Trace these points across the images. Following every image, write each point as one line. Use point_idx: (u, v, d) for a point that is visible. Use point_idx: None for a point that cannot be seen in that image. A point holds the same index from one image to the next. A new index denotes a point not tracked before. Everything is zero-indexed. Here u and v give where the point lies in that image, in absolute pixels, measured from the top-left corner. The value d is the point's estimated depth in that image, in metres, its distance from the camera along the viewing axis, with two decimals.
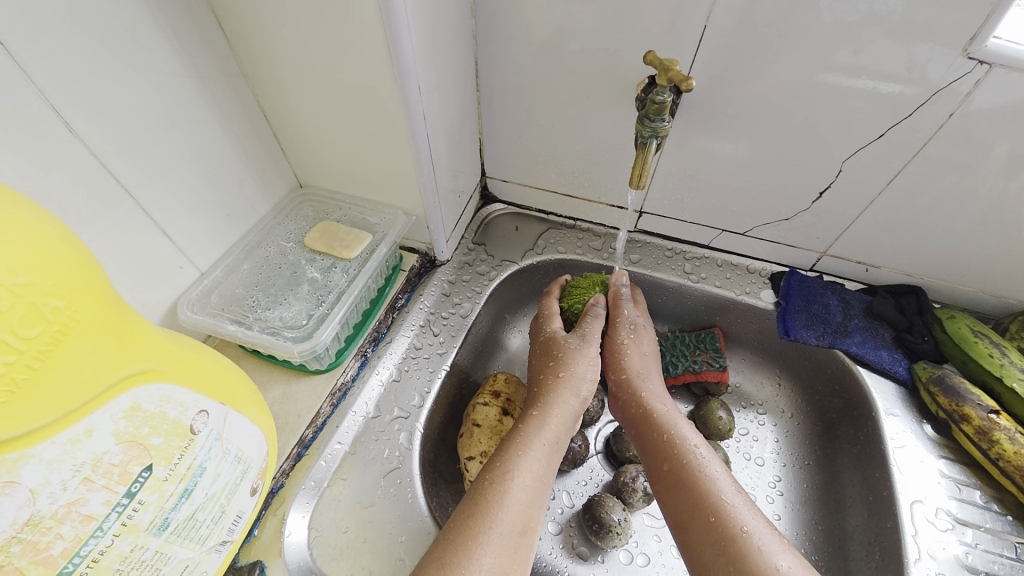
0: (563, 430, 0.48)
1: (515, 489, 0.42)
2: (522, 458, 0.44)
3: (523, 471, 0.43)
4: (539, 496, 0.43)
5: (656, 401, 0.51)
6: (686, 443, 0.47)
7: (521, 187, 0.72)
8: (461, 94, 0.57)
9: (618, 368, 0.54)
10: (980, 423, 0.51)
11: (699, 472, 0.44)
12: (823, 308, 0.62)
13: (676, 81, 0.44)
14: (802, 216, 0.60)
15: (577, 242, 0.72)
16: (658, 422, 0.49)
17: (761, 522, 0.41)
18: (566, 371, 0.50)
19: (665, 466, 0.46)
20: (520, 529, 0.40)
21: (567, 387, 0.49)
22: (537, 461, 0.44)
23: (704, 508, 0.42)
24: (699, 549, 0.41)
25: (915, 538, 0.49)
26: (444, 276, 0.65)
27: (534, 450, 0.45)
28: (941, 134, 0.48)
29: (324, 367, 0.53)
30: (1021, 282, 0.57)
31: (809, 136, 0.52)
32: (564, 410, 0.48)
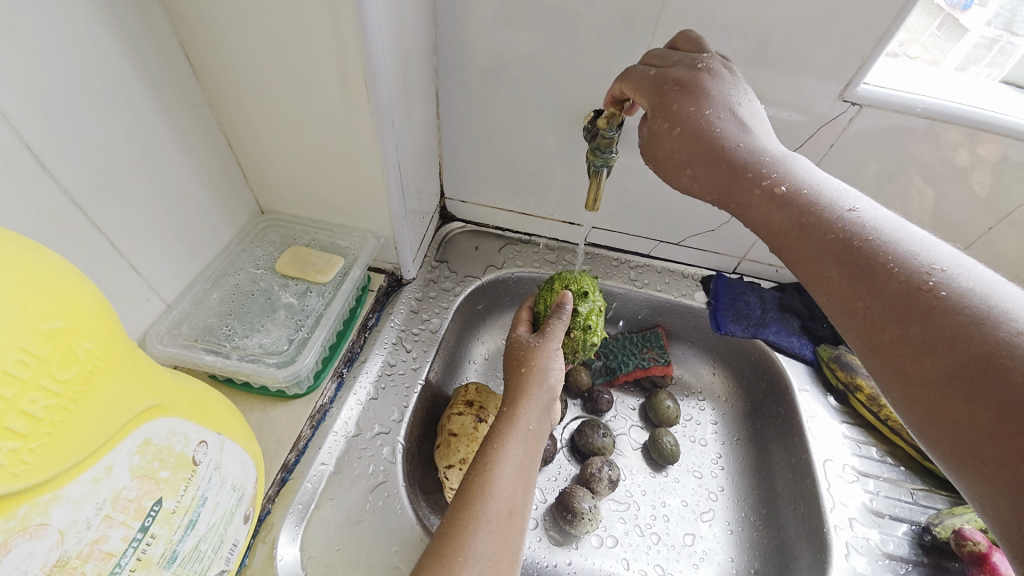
0: (537, 420, 0.52)
1: (500, 476, 0.45)
2: (501, 450, 0.47)
3: (508, 458, 0.47)
4: (521, 475, 0.46)
5: (713, 106, 0.42)
6: (835, 215, 0.37)
7: (478, 207, 0.77)
8: (425, 123, 0.61)
9: (695, 146, 0.42)
10: (869, 391, 0.63)
11: (870, 246, 0.35)
12: (745, 304, 0.72)
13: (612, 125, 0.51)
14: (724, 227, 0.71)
15: (533, 257, 0.78)
16: (789, 203, 0.39)
17: (946, 252, 0.34)
18: (529, 366, 0.55)
19: (812, 249, 0.37)
20: (506, 510, 0.44)
21: (532, 383, 0.53)
22: (516, 450, 0.48)
23: (884, 286, 0.34)
24: (893, 324, 0.33)
25: (830, 490, 0.59)
26: (410, 294, 0.68)
27: (510, 442, 0.48)
28: (829, 156, 0.60)
29: (303, 391, 0.54)
30: None
31: None
32: (533, 401, 0.52)
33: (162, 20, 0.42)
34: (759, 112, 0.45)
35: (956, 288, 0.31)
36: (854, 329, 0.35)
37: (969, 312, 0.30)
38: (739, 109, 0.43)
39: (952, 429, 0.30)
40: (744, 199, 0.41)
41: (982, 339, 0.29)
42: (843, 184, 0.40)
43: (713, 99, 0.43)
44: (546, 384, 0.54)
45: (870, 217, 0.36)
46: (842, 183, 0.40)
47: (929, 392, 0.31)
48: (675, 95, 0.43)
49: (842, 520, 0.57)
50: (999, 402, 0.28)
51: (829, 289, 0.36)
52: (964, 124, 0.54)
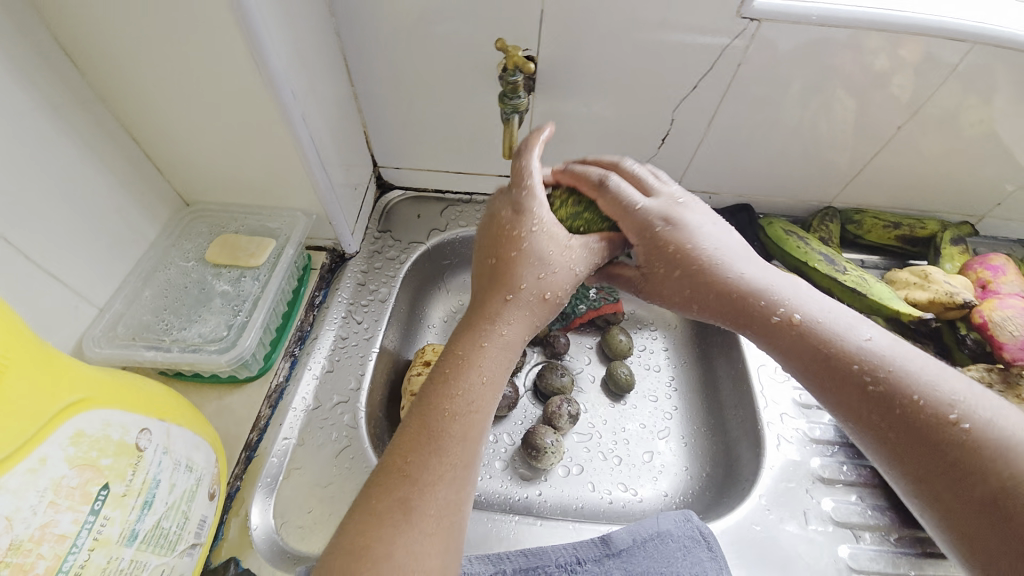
0: (521, 333, 0.42)
1: (466, 381, 0.38)
2: (471, 374, 0.39)
3: (480, 363, 0.39)
4: (488, 372, 0.39)
5: (663, 213, 0.43)
6: (852, 345, 0.37)
7: (414, 172, 0.76)
8: (336, 90, 0.59)
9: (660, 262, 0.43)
10: None
11: (891, 380, 0.35)
12: None
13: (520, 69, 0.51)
14: (654, 161, 0.72)
15: (476, 215, 0.79)
16: (792, 330, 0.39)
17: (965, 387, 0.34)
18: (522, 256, 0.42)
19: (839, 398, 0.37)
20: (454, 410, 0.37)
21: (524, 278, 0.42)
22: (487, 373, 0.39)
23: (910, 422, 0.33)
24: (927, 467, 0.32)
25: (762, 391, 0.60)
26: (356, 267, 0.69)
27: (483, 365, 0.39)
28: (737, 80, 0.61)
29: (255, 373, 0.55)
30: (814, 188, 0.74)
31: (641, 96, 0.63)
32: (520, 308, 0.42)
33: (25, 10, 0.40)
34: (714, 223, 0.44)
35: (982, 422, 0.31)
36: (884, 458, 0.35)
37: (994, 453, 0.30)
38: (704, 232, 0.43)
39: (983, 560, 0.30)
40: (756, 330, 0.40)
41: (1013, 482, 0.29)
42: (844, 306, 0.40)
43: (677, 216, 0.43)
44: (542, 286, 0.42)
45: (886, 346, 0.36)
46: (846, 309, 0.40)
47: (956, 517, 0.31)
48: (607, 193, 0.45)
49: (775, 417, 0.58)
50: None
51: (845, 412, 0.36)
52: (859, 27, 0.55)
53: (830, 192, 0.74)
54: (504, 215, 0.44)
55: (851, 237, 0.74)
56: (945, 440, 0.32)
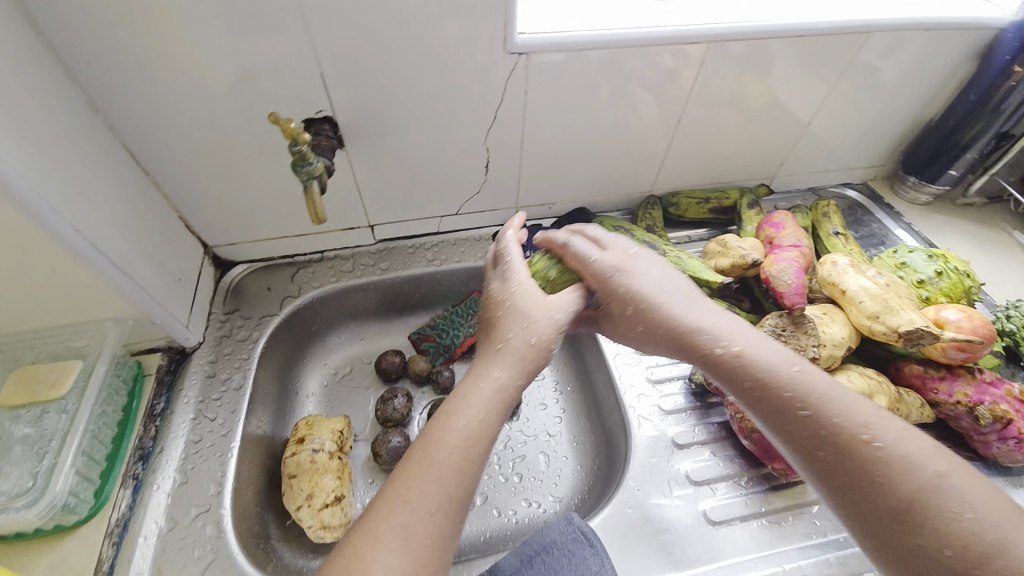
0: (506, 394, 0.47)
1: (454, 431, 0.44)
2: (454, 420, 0.44)
3: (478, 407, 0.45)
4: (475, 429, 0.44)
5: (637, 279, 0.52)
6: (787, 376, 0.43)
7: (251, 244, 0.74)
8: (124, 187, 0.56)
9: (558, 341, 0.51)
10: None
11: (817, 413, 0.41)
12: (532, 247, 0.79)
13: (297, 139, 0.48)
14: (486, 187, 0.75)
15: (329, 272, 0.77)
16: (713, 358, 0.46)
17: (887, 423, 0.40)
18: (502, 342, 0.50)
19: (741, 397, 0.45)
20: (451, 457, 0.42)
21: (508, 357, 0.49)
22: (462, 425, 0.44)
23: (831, 447, 0.40)
24: (839, 480, 0.39)
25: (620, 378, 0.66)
26: (202, 360, 0.65)
27: (465, 413, 0.45)
28: (529, 106, 0.66)
29: (86, 514, 0.50)
30: (634, 181, 0.82)
31: (450, 132, 0.66)
32: (490, 388, 0.47)
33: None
34: (666, 271, 0.53)
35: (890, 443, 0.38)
36: (814, 474, 0.41)
37: (906, 482, 0.37)
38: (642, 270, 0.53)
39: (887, 552, 0.37)
40: (703, 360, 0.47)
41: (906, 498, 0.37)
42: (789, 349, 0.46)
43: (568, 305, 0.53)
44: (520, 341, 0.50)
45: (812, 376, 0.43)
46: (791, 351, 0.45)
47: (876, 524, 0.38)
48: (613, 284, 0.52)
49: (635, 399, 0.64)
50: (916, 550, 0.36)
51: (784, 437, 0.42)
52: (615, 46, 0.62)
53: (649, 181, 0.83)
54: (482, 334, 0.53)
55: (675, 217, 0.83)
56: (868, 479, 0.38)
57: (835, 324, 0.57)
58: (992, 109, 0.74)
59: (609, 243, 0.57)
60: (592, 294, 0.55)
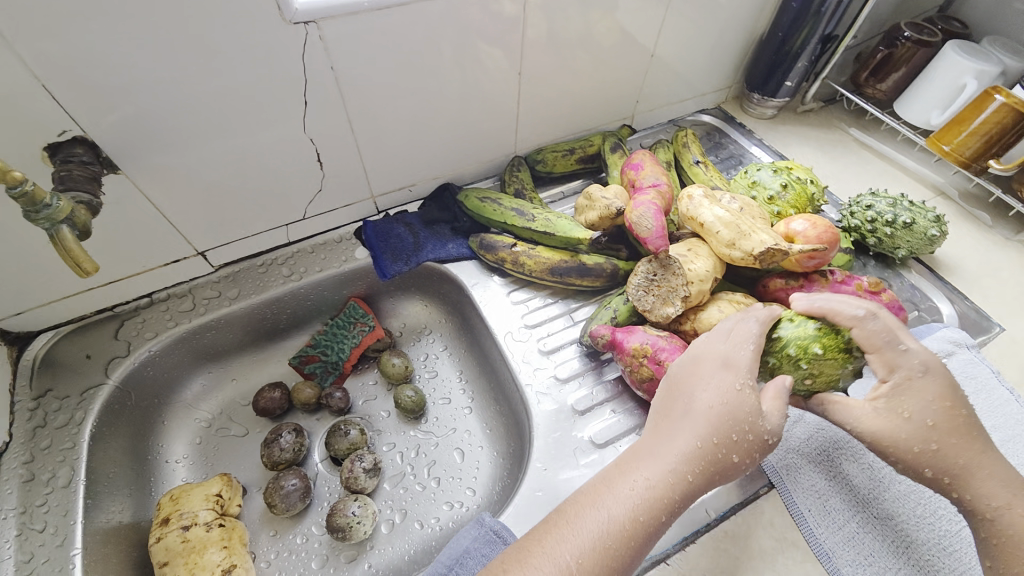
0: (654, 517, 0.39)
1: (598, 508, 0.39)
2: (603, 516, 0.38)
3: (645, 478, 0.40)
4: (651, 496, 0.40)
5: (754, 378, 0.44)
6: (919, 424, 0.43)
7: (47, 307, 0.60)
8: None
9: (715, 457, 0.41)
10: (510, 257, 0.66)
11: (953, 459, 0.42)
12: (398, 238, 0.71)
13: (9, 181, 0.37)
14: (328, 182, 0.66)
15: (165, 316, 0.65)
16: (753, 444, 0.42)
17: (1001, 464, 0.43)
18: (661, 471, 0.40)
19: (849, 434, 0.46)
20: (600, 532, 0.37)
21: (657, 487, 0.39)
22: (588, 553, 0.37)
23: (947, 484, 0.43)
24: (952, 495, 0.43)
25: (512, 355, 0.63)
26: (11, 462, 0.53)
27: (604, 508, 0.39)
28: (341, 81, 0.57)
29: None
30: (496, 145, 0.76)
31: (256, 127, 0.56)
32: (635, 503, 0.39)
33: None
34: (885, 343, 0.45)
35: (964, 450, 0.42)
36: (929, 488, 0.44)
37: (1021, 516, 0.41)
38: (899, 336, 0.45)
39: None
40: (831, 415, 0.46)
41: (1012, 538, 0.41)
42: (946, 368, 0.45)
43: (719, 384, 0.43)
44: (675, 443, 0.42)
45: (947, 418, 0.43)
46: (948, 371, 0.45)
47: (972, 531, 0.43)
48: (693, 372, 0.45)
49: (530, 375, 0.61)
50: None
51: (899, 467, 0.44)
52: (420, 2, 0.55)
53: (510, 142, 0.77)
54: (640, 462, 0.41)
55: (545, 175, 0.79)
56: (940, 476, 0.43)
57: (698, 258, 0.55)
58: (815, 12, 0.76)
59: (731, 329, 0.47)
60: (734, 375, 0.44)
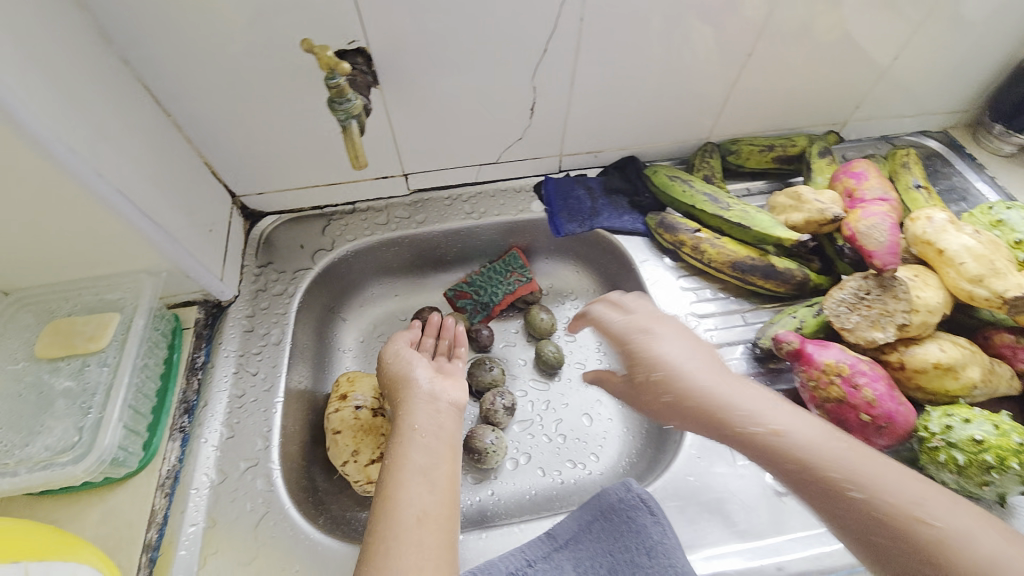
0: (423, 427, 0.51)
1: (417, 422, 0.52)
2: (400, 459, 0.48)
3: (415, 446, 0.49)
4: (438, 480, 0.48)
5: (780, 427, 0.40)
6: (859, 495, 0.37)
7: (281, 194, 0.69)
8: (145, 131, 0.51)
9: (811, 486, 0.38)
10: (691, 242, 0.65)
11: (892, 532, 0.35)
12: (576, 200, 0.73)
13: (333, 69, 0.43)
14: (530, 131, 0.69)
15: (363, 224, 0.73)
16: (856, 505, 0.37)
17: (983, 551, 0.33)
18: (421, 407, 0.54)
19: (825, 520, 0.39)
20: (414, 517, 0.44)
21: (406, 438, 0.50)
22: (418, 460, 0.48)
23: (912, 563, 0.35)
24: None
25: None
26: (238, 313, 0.62)
27: (399, 459, 0.48)
28: (585, 32, 0.58)
29: (137, 466, 0.49)
30: (691, 127, 0.74)
31: (496, 65, 0.59)
32: (409, 434, 0.50)
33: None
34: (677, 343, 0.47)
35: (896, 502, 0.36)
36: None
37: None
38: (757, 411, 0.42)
39: None
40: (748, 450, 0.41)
41: None
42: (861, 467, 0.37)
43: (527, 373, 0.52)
44: (440, 396, 0.55)
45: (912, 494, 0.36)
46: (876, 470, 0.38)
47: None
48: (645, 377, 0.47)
49: None
50: None
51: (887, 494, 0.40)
52: None
53: (707, 127, 0.75)
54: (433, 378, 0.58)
55: (734, 167, 0.77)
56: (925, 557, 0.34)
57: (929, 287, 0.51)
58: None
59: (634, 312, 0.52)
60: (784, 412, 0.41)
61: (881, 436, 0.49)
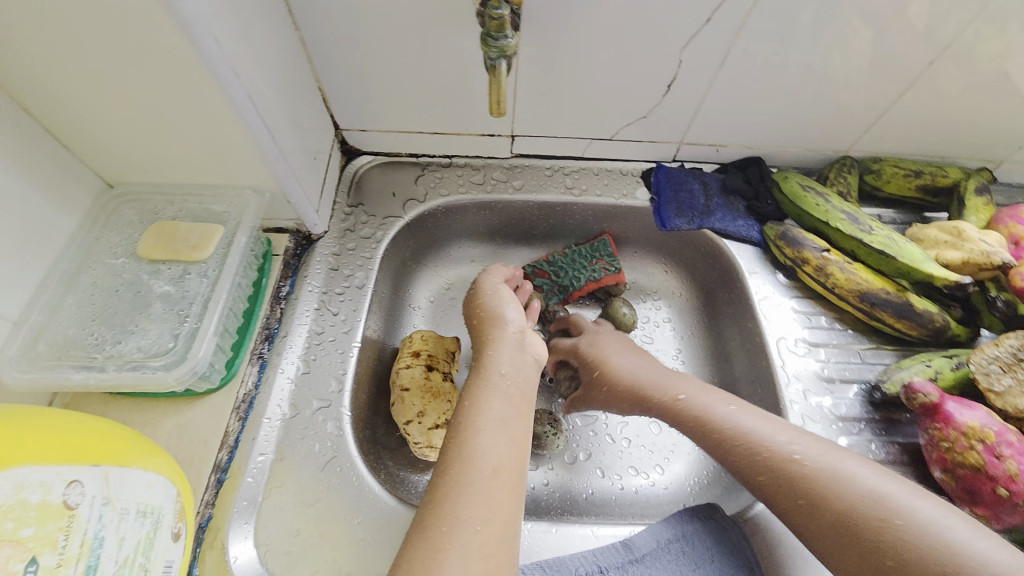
0: (511, 370, 0.49)
1: (496, 368, 0.48)
2: (485, 393, 0.46)
3: (500, 380, 0.47)
4: (515, 433, 0.43)
5: (801, 445, 0.42)
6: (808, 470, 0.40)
7: (384, 134, 0.66)
8: (276, 41, 0.48)
9: (790, 492, 0.40)
10: (816, 262, 0.59)
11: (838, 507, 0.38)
12: (688, 194, 0.68)
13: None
14: (657, 111, 0.63)
15: (458, 181, 0.69)
16: (823, 508, 0.38)
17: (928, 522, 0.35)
18: (509, 343, 0.51)
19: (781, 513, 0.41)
20: (491, 467, 0.40)
21: (490, 373, 0.48)
22: (499, 403, 0.45)
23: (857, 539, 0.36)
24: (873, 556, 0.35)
25: (784, 367, 0.58)
26: (326, 249, 0.60)
27: (483, 392, 0.46)
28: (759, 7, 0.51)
29: (217, 384, 0.48)
30: (830, 136, 0.67)
31: (649, 30, 0.53)
32: (494, 367, 0.48)
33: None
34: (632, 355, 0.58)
35: (917, 521, 0.35)
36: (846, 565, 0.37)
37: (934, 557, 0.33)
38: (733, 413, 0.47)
39: None
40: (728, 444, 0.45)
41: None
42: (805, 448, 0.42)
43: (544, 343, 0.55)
44: (528, 346, 0.52)
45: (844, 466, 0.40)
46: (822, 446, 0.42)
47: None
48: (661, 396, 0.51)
49: (797, 395, 0.56)
50: None
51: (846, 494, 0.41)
52: None
53: (848, 138, 0.67)
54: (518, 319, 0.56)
55: (868, 189, 0.70)
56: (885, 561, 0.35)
57: None
58: None
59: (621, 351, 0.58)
60: (800, 438, 0.43)
61: (1014, 515, 0.44)
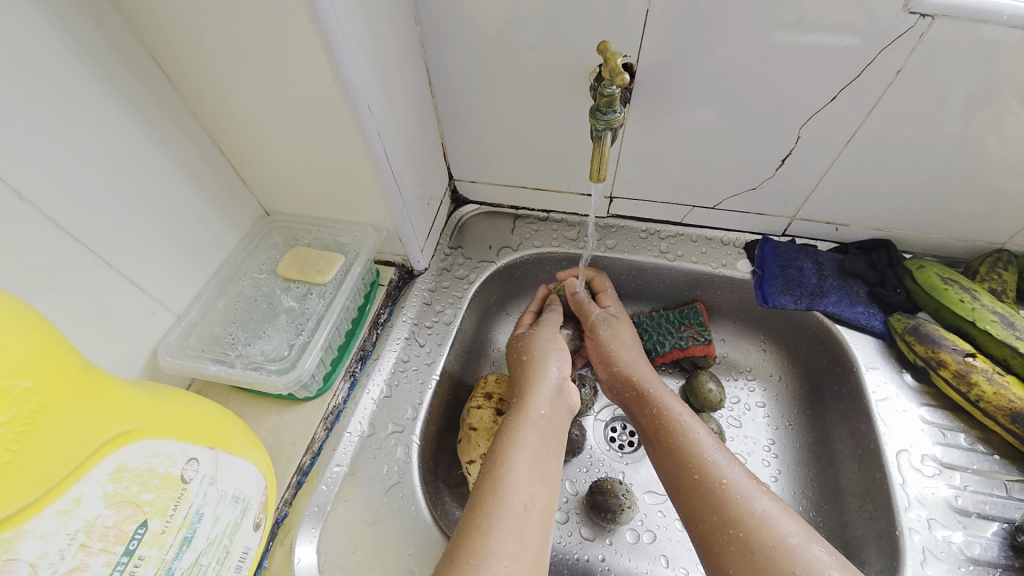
0: (548, 406, 0.50)
1: (536, 405, 0.49)
2: (522, 431, 0.46)
3: (536, 413, 0.48)
4: (548, 473, 0.44)
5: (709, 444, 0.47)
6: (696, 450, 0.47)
7: (491, 186, 0.72)
8: (415, 105, 0.56)
9: (704, 507, 0.43)
10: (957, 367, 0.52)
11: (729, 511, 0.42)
12: (798, 271, 0.63)
13: (613, 80, 0.42)
14: (767, 184, 0.61)
15: (552, 234, 0.72)
16: (719, 508, 0.43)
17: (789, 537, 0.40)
18: (542, 376, 0.52)
19: (670, 478, 0.47)
20: (522, 503, 0.41)
21: (528, 409, 0.49)
22: (531, 440, 0.46)
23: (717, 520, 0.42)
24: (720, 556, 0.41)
25: (904, 486, 0.51)
26: (423, 285, 0.66)
27: (522, 431, 0.46)
28: (894, 87, 0.48)
29: (313, 393, 0.54)
30: (982, 225, 0.59)
31: (764, 105, 0.52)
32: (539, 393, 0.50)
33: (112, 19, 0.40)
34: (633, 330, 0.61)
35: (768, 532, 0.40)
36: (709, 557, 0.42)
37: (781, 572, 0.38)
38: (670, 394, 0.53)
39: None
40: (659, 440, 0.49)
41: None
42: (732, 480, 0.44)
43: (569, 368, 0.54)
44: (566, 394, 0.52)
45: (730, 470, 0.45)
46: (733, 458, 0.46)
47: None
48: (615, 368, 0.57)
49: (920, 522, 0.50)
50: None
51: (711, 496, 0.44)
52: None
53: (1006, 231, 0.58)
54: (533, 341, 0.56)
55: None
56: None
57: None
58: None
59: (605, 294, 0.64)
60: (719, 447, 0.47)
61: None
